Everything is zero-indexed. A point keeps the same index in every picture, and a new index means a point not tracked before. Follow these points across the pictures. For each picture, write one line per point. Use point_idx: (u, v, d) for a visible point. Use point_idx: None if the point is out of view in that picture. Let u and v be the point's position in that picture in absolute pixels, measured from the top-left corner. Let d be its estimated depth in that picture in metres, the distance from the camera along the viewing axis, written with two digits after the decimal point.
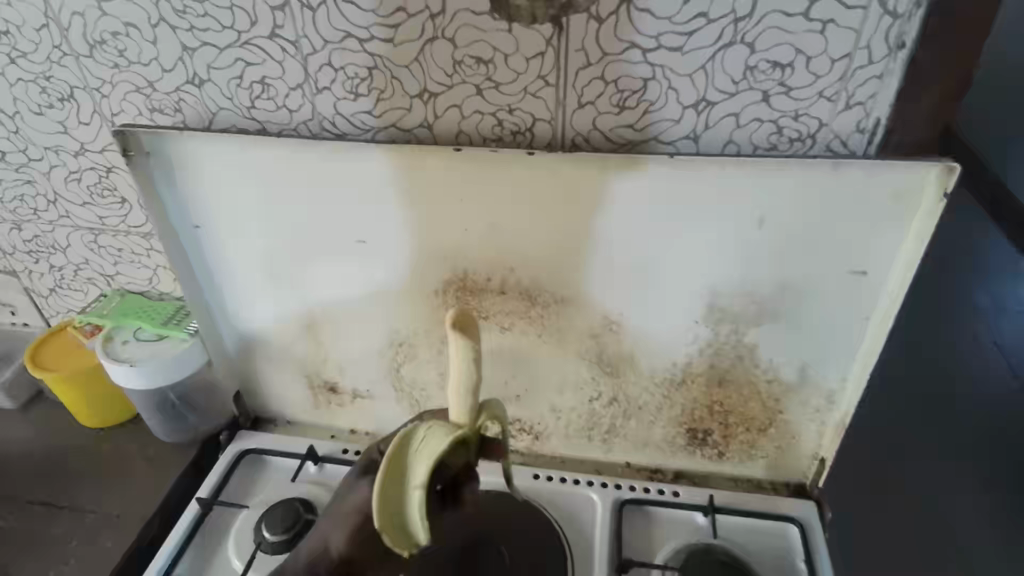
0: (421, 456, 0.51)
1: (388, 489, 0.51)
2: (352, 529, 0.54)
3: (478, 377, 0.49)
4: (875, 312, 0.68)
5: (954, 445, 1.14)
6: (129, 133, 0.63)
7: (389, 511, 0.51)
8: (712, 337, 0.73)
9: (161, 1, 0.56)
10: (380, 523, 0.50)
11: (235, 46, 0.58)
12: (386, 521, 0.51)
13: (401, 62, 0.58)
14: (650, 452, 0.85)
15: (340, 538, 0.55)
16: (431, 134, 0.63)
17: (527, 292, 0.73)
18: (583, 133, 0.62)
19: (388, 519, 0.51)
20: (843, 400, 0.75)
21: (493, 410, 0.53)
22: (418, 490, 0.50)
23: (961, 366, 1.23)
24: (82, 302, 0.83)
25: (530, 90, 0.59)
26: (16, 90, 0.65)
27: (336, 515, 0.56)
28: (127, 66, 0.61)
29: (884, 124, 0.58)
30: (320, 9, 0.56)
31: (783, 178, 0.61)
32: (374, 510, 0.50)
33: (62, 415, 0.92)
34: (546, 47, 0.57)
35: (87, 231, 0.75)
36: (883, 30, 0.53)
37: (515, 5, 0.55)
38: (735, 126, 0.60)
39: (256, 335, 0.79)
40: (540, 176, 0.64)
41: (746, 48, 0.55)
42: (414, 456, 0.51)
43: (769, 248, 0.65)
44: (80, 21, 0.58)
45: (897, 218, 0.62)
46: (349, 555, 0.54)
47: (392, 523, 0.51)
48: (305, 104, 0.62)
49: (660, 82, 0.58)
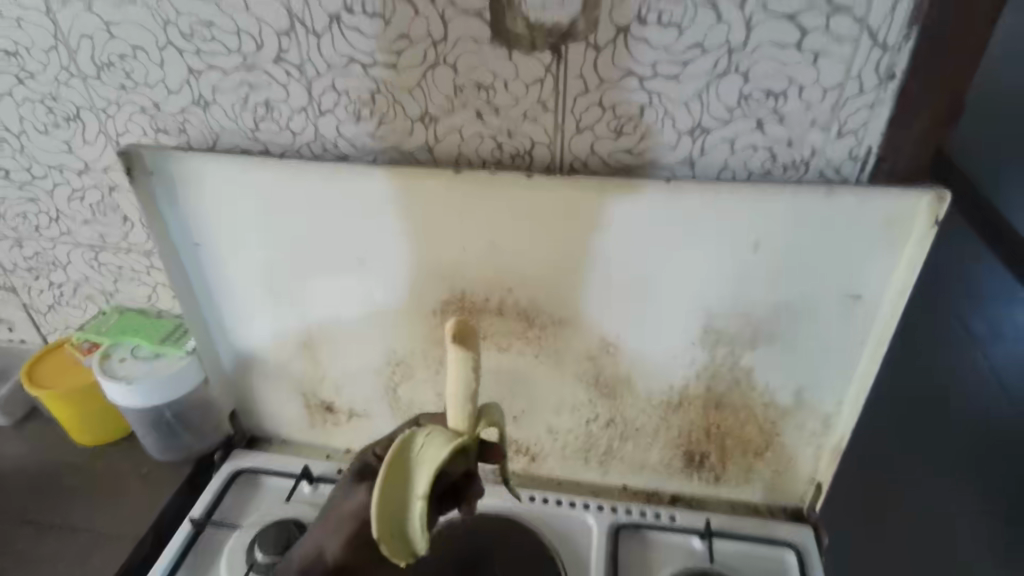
0: (422, 463, 0.49)
1: (388, 497, 0.48)
2: (348, 535, 0.56)
3: (477, 387, 0.49)
4: (871, 335, 0.69)
5: (951, 453, 1.22)
6: (134, 152, 0.64)
7: (389, 518, 0.48)
8: (708, 361, 0.74)
9: (169, 25, 0.58)
10: (379, 533, 0.47)
11: (241, 69, 0.59)
12: (385, 530, 0.48)
13: (403, 87, 0.60)
14: (647, 474, 0.84)
15: (335, 544, 0.56)
16: (432, 156, 0.64)
17: (525, 313, 0.73)
18: (582, 156, 0.63)
19: (387, 528, 0.48)
20: (840, 424, 0.75)
21: (490, 416, 0.53)
22: (423, 496, 0.48)
23: (957, 383, 1.33)
24: (80, 319, 0.83)
25: (529, 115, 0.60)
26: (22, 110, 0.65)
27: (332, 520, 0.58)
28: (134, 88, 0.62)
29: (875, 152, 0.59)
30: (325, 35, 0.57)
31: (777, 202, 0.62)
32: (374, 518, 0.47)
33: (56, 431, 0.91)
34: (545, 74, 0.58)
35: (88, 248, 0.76)
36: (873, 61, 0.54)
37: (515, 33, 0.56)
38: (730, 152, 0.61)
39: (253, 353, 0.79)
40: (538, 199, 0.65)
41: (740, 77, 0.56)
42: (415, 462, 0.49)
43: (765, 272, 0.66)
44: (88, 43, 0.59)
45: (890, 244, 0.62)
46: (344, 563, 0.56)
47: (391, 533, 0.48)
48: (308, 126, 0.63)
49: (657, 108, 0.59)
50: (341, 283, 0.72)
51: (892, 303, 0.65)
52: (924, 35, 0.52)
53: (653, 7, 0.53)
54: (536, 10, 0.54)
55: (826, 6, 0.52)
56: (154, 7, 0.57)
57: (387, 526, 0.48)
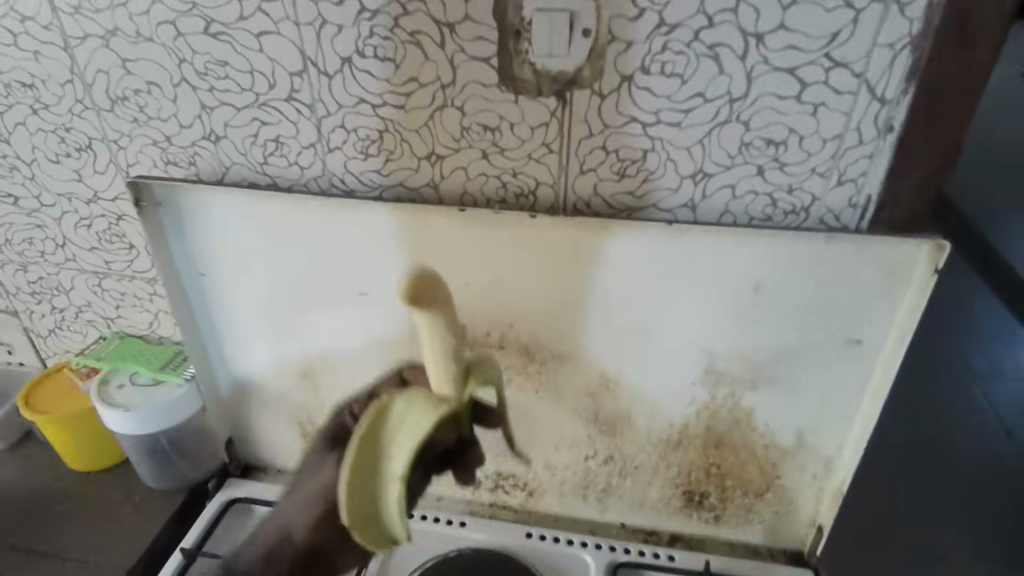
0: (397, 437, 0.49)
1: (360, 479, 0.49)
2: (317, 518, 0.55)
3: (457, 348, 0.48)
4: (872, 379, 0.68)
5: (954, 490, 1.20)
6: (143, 184, 0.66)
7: (361, 502, 0.49)
8: (708, 400, 0.74)
9: (184, 63, 0.59)
10: (351, 520, 0.49)
11: (253, 107, 0.61)
12: (357, 518, 0.49)
13: (411, 126, 0.61)
14: (646, 512, 0.83)
15: (303, 527, 0.56)
16: (437, 193, 0.65)
17: (526, 348, 0.73)
18: (585, 198, 0.64)
19: (360, 515, 0.49)
20: (842, 466, 0.75)
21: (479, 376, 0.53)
22: (395, 481, 0.48)
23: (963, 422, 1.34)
24: (81, 344, 0.83)
25: (534, 156, 0.61)
26: (35, 139, 0.67)
27: (298, 504, 0.57)
28: (147, 121, 0.63)
29: (875, 200, 0.60)
30: (336, 77, 0.58)
31: (777, 246, 0.62)
32: (345, 505, 0.49)
33: (50, 455, 0.90)
34: (551, 118, 0.59)
35: (92, 274, 0.76)
36: (872, 114, 0.55)
37: (522, 78, 0.57)
38: (732, 197, 0.61)
39: (252, 381, 0.79)
40: (542, 238, 0.66)
41: (742, 126, 0.57)
42: (390, 435, 0.49)
43: (765, 314, 0.67)
44: (104, 78, 0.61)
45: (889, 290, 0.63)
46: (313, 544, 0.55)
47: (364, 520, 0.50)
48: (316, 162, 0.64)
49: (659, 153, 0.60)
50: (342, 314, 0.72)
51: (892, 347, 0.66)
52: (923, 90, 0.53)
53: (658, 58, 0.54)
54: (543, 58, 0.56)
55: (826, 61, 0.53)
56: (170, 45, 0.58)
57: (360, 506, 0.49)
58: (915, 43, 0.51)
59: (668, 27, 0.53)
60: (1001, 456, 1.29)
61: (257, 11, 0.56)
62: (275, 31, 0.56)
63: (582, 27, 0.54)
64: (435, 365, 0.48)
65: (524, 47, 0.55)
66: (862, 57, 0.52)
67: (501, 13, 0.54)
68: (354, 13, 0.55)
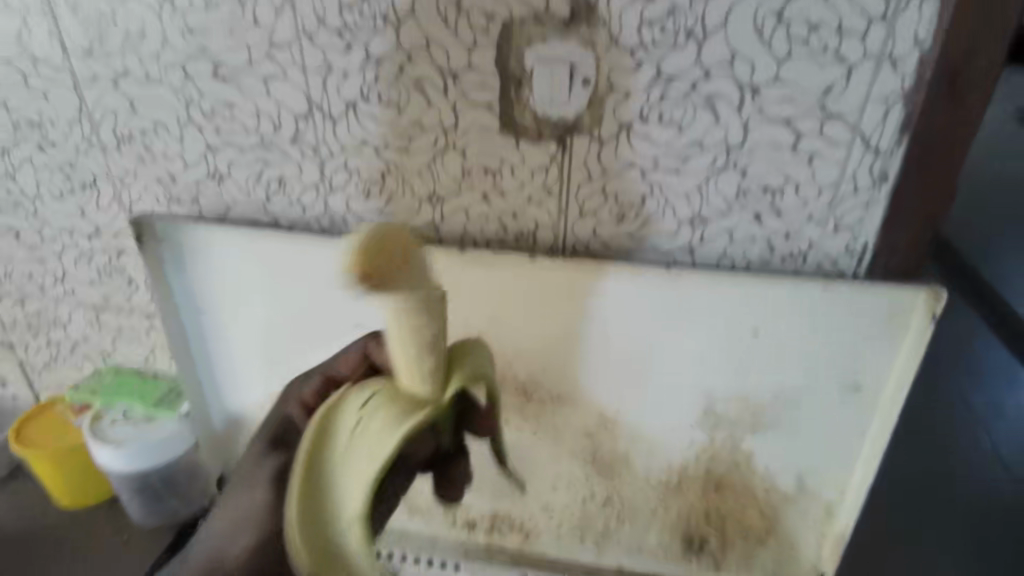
0: (354, 441, 0.48)
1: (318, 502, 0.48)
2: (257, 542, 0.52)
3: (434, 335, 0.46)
4: (873, 425, 0.68)
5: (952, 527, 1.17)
6: (145, 221, 0.67)
7: (320, 533, 0.47)
8: (707, 443, 0.73)
9: (192, 105, 0.60)
10: (308, 559, 0.46)
11: (258, 147, 0.62)
12: (315, 554, 0.47)
13: (413, 168, 0.61)
14: (645, 557, 0.81)
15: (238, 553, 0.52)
16: (437, 233, 0.65)
17: (523, 387, 0.73)
18: (583, 240, 0.64)
19: (319, 551, 0.47)
20: (843, 512, 0.73)
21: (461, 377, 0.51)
22: (354, 502, 0.47)
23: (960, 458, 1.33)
24: (75, 377, 0.83)
25: (534, 198, 0.62)
26: (40, 174, 0.67)
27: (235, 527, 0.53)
28: (152, 160, 0.64)
29: (871, 248, 0.60)
30: (340, 120, 0.59)
31: (775, 291, 0.63)
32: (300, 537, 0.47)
33: (38, 490, 0.88)
34: (551, 162, 0.60)
35: (90, 308, 0.76)
36: (866, 164, 0.56)
37: (523, 124, 0.58)
38: (729, 241, 0.62)
39: (247, 417, 0.78)
40: (541, 278, 0.66)
41: (738, 173, 0.58)
42: (346, 442, 0.49)
43: (764, 358, 0.66)
44: (112, 117, 0.62)
45: (887, 336, 0.63)
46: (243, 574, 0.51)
47: (323, 557, 0.47)
48: (318, 202, 0.64)
49: (658, 198, 0.60)
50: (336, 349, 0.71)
51: (892, 392, 0.65)
52: (916, 142, 0.54)
53: (656, 107, 0.55)
54: (544, 105, 0.57)
55: (821, 113, 0.54)
56: (179, 87, 0.59)
57: (319, 538, 0.47)
58: (907, 97, 0.52)
59: (666, 78, 0.54)
60: (998, 491, 1.26)
61: (265, 56, 0.57)
62: (282, 76, 0.57)
63: (582, 77, 0.55)
64: (405, 358, 0.47)
65: (525, 94, 0.56)
66: (857, 110, 0.53)
67: (503, 62, 0.55)
68: (360, 60, 0.56)
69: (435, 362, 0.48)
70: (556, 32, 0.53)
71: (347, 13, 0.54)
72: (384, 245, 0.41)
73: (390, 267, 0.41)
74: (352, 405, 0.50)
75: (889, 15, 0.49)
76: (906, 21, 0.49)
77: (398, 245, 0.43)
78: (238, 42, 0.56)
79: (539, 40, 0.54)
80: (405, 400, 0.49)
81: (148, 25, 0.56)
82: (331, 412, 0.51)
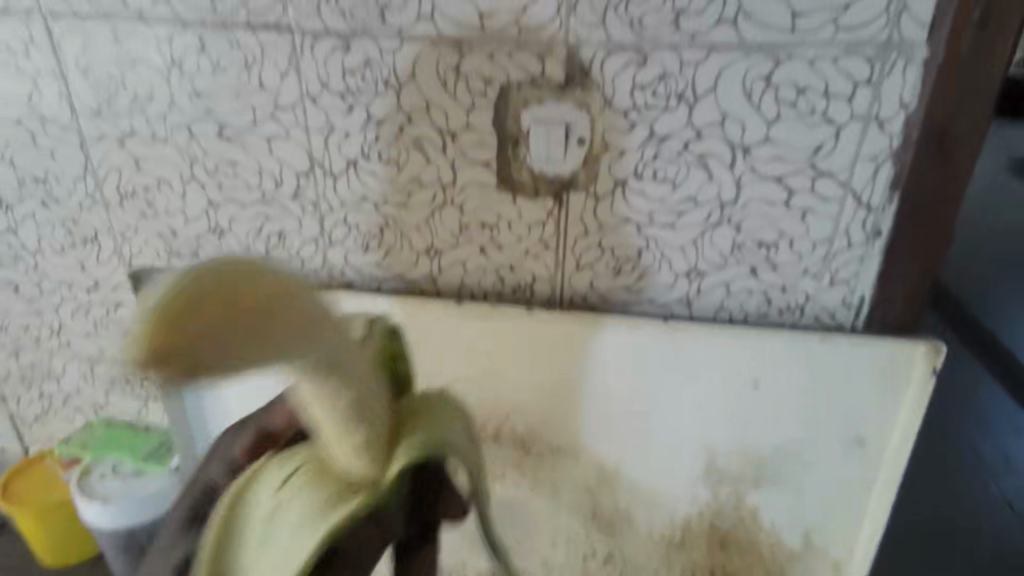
0: (272, 531, 0.37)
1: None
2: None
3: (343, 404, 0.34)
4: (879, 478, 0.66)
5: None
6: (144, 275, 0.66)
7: None
8: (711, 498, 0.71)
9: (195, 163, 0.61)
10: None
11: (259, 203, 0.63)
12: None
13: (411, 222, 0.62)
14: None
15: None
16: (435, 285, 0.66)
17: (521, 441, 0.72)
18: (581, 291, 0.64)
19: None
20: (852, 570, 0.71)
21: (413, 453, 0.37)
22: None
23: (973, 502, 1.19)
24: (67, 429, 0.81)
25: (531, 252, 0.62)
26: (42, 230, 0.68)
27: None
28: (154, 216, 0.65)
29: (868, 301, 0.60)
30: (340, 177, 0.60)
31: (775, 343, 0.62)
32: None
33: (23, 548, 0.86)
34: (548, 217, 0.60)
35: (85, 360, 0.75)
36: (859, 220, 0.57)
37: (520, 181, 0.59)
38: (726, 294, 0.62)
39: None
40: (538, 331, 0.65)
41: (733, 228, 0.58)
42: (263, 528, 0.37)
43: (766, 412, 0.65)
44: (116, 175, 0.63)
45: (892, 391, 0.62)
46: None
47: None
48: (317, 255, 0.65)
49: (654, 251, 0.61)
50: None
51: (896, 445, 0.64)
52: (907, 198, 0.55)
53: (650, 165, 0.56)
54: (541, 162, 0.58)
55: (812, 171, 0.55)
56: (183, 146, 0.61)
57: None
58: (896, 156, 0.53)
59: (659, 137, 0.55)
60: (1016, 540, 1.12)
61: (269, 117, 0.58)
62: (286, 135, 0.59)
63: (577, 136, 0.56)
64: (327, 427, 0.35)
65: (522, 153, 0.57)
66: (847, 167, 0.54)
67: (500, 122, 0.56)
68: (361, 121, 0.57)
69: (366, 435, 0.36)
70: (551, 94, 0.55)
71: (349, 77, 0.56)
72: (183, 303, 0.27)
73: (190, 341, 0.27)
74: (270, 481, 0.39)
75: (875, 80, 0.51)
76: (891, 85, 0.51)
77: (229, 286, 0.29)
78: (243, 104, 0.58)
79: (535, 102, 0.55)
80: (340, 483, 0.37)
81: (156, 89, 0.58)
82: (247, 480, 0.40)
